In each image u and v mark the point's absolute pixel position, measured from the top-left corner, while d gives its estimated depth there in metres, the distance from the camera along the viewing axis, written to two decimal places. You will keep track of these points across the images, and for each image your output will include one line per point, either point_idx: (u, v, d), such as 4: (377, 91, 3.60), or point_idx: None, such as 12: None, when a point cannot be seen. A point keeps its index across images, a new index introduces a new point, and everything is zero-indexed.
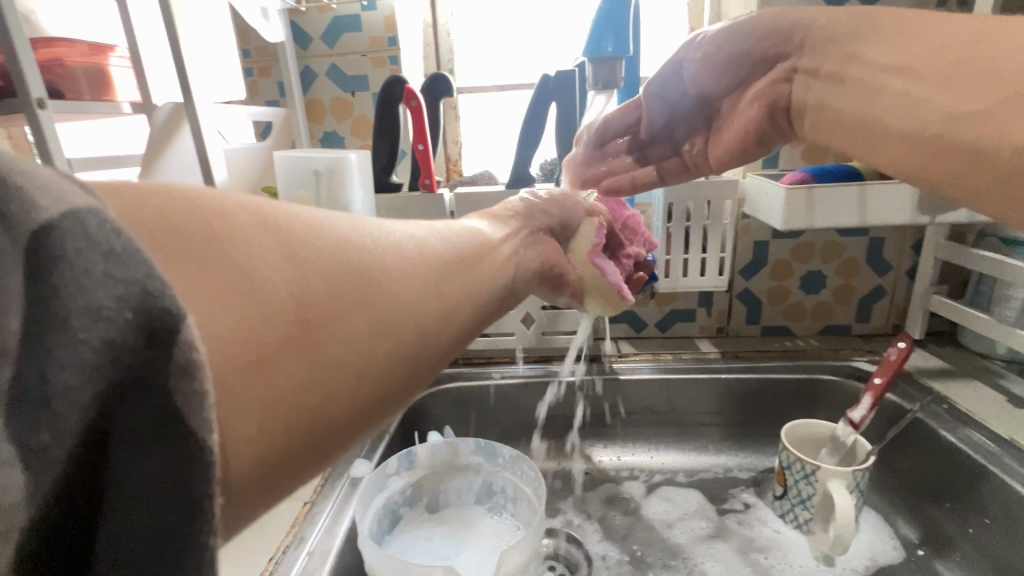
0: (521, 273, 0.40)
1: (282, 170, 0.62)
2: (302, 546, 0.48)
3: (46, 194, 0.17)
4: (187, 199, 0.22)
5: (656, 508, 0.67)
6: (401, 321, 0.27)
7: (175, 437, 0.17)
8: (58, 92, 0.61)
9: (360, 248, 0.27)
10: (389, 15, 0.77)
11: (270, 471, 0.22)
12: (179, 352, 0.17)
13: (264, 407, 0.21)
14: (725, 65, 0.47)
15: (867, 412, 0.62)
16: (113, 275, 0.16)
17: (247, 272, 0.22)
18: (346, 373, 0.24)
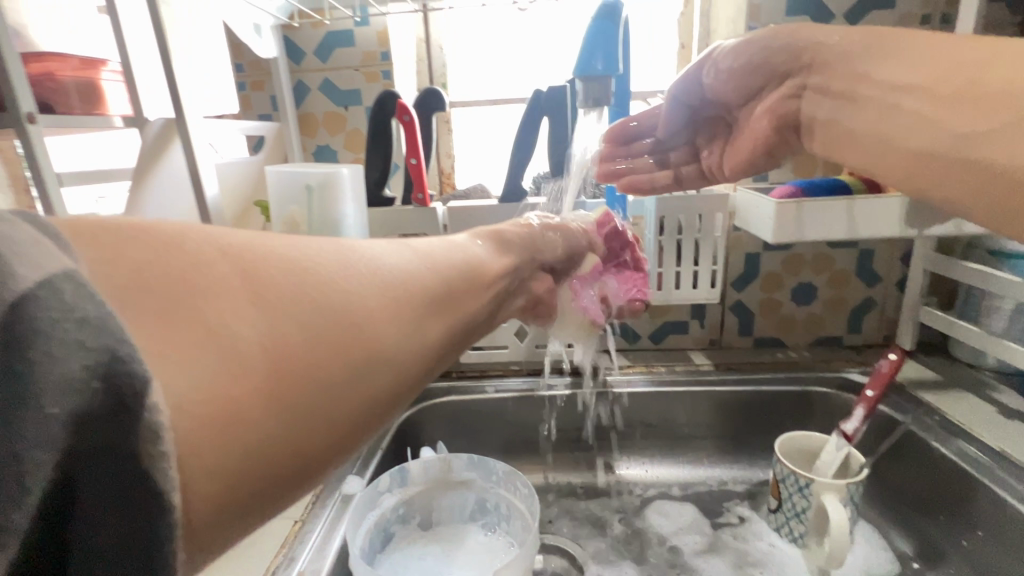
0: (502, 303, 0.39)
1: (273, 185, 0.61)
2: (292, 566, 0.47)
3: (22, 260, 0.16)
4: (157, 245, 0.22)
5: (651, 522, 0.67)
6: (381, 362, 0.25)
7: (141, 501, 0.17)
8: (47, 106, 0.61)
9: (340, 285, 0.25)
10: (383, 30, 0.77)
11: (231, 525, 0.21)
12: (147, 416, 0.17)
13: (231, 465, 0.20)
14: (744, 75, 0.49)
15: (860, 424, 0.62)
16: (85, 343, 0.16)
17: (214, 325, 0.21)
18: (321, 423, 0.23)
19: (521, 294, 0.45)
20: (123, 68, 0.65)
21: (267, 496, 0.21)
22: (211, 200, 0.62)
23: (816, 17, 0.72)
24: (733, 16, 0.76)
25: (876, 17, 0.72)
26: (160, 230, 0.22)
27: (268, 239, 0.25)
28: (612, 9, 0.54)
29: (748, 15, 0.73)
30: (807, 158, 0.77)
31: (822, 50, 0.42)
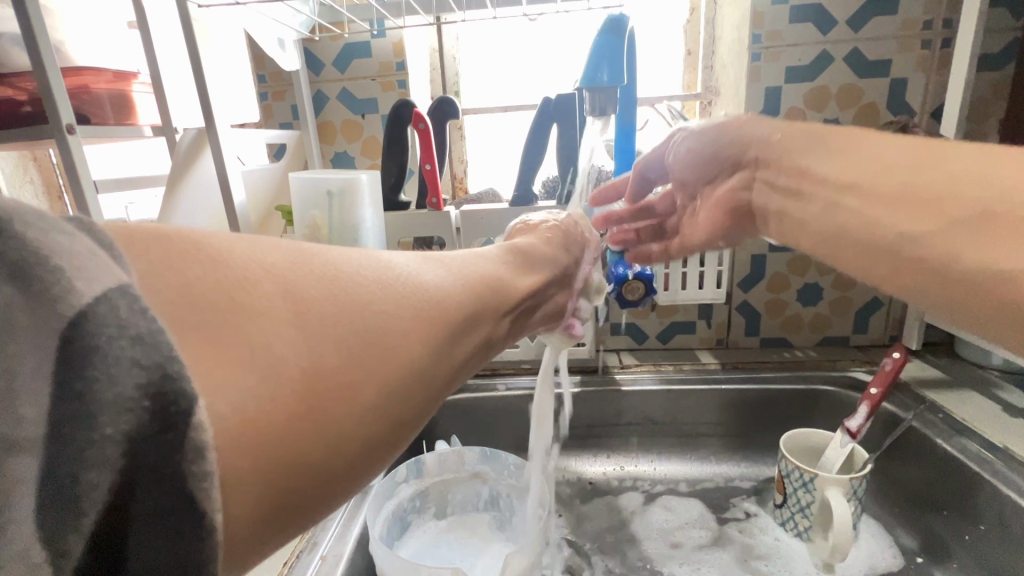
0: (522, 318, 0.41)
1: (296, 191, 0.65)
2: (316, 551, 0.49)
3: (81, 274, 0.17)
4: (207, 263, 0.23)
5: (658, 517, 0.68)
6: (414, 384, 0.27)
7: (186, 524, 0.18)
8: (83, 117, 0.65)
9: (380, 306, 0.27)
10: (398, 41, 0.80)
11: (262, 538, 0.22)
12: (194, 436, 0.17)
13: (267, 478, 0.21)
14: (701, 161, 0.56)
15: (864, 422, 0.63)
16: (138, 361, 0.17)
17: (259, 347, 0.22)
18: (349, 442, 0.24)
19: (546, 309, 0.47)
20: (151, 80, 0.69)
21: (296, 507, 0.23)
22: (239, 206, 0.65)
23: (820, 24, 0.74)
24: (739, 23, 0.78)
25: (879, 24, 0.73)
26: (210, 244, 0.23)
27: (311, 253, 0.27)
28: (618, 22, 0.56)
29: (753, 22, 0.74)
30: None
31: (766, 145, 0.49)
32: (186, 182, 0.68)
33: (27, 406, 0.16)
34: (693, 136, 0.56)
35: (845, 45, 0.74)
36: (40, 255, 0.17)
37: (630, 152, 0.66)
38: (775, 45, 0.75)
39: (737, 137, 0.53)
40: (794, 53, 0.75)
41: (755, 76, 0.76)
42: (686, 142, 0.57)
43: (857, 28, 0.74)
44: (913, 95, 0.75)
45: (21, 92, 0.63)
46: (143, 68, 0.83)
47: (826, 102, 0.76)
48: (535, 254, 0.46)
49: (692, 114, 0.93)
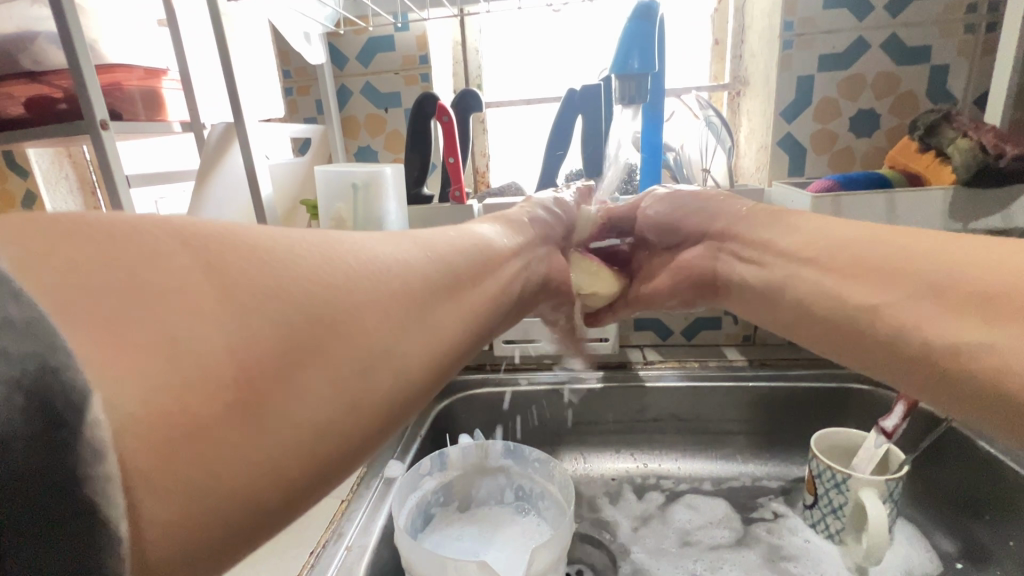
0: (512, 292, 0.41)
1: (322, 184, 0.65)
2: (341, 541, 0.50)
3: None
4: (104, 241, 0.21)
5: (681, 516, 0.67)
6: (367, 363, 0.27)
7: (81, 534, 0.16)
8: (117, 114, 0.66)
9: (328, 283, 0.27)
10: (421, 35, 0.80)
11: (206, 549, 0.21)
12: (86, 435, 0.16)
13: (193, 480, 0.20)
14: (670, 225, 0.56)
15: (901, 421, 0.61)
16: (7, 351, 0.15)
17: (173, 329, 0.21)
18: (297, 427, 0.23)
19: (542, 274, 0.49)
20: (182, 77, 0.70)
21: (244, 511, 0.21)
22: (266, 199, 0.66)
23: (856, 8, 0.71)
24: (770, 9, 0.76)
25: (919, 9, 0.70)
26: (98, 223, 0.22)
27: (237, 227, 0.26)
28: (648, 9, 0.55)
29: (785, 8, 0.72)
30: (846, 152, 0.76)
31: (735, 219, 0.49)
32: (215, 177, 0.68)
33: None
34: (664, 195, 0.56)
35: (882, 32, 0.71)
36: None
37: (656, 146, 0.65)
38: (808, 32, 0.73)
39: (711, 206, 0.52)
40: (828, 41, 0.73)
41: (786, 65, 0.74)
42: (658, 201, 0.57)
43: (897, 11, 0.71)
44: (955, 82, 0.72)
45: (56, 89, 0.65)
46: (173, 65, 0.85)
47: (861, 90, 0.74)
48: (506, 226, 0.47)
49: (719, 104, 0.91)
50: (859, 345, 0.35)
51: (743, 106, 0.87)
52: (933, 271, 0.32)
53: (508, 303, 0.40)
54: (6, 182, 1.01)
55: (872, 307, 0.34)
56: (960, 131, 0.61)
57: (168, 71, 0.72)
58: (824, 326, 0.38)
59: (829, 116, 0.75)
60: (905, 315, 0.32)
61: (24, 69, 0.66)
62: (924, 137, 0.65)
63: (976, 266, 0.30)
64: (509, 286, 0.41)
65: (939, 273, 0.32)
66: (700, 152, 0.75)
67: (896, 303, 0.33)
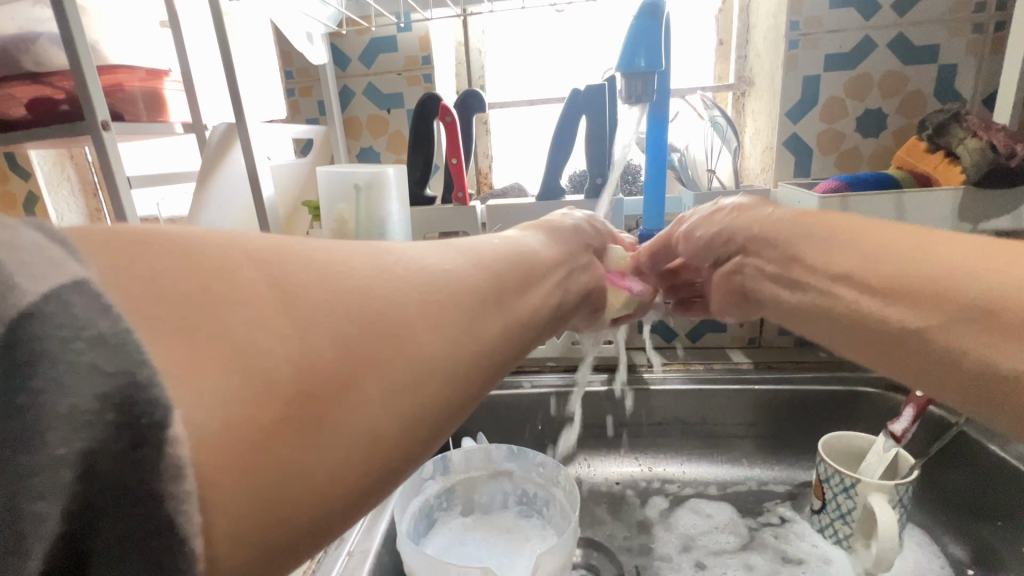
0: (555, 298, 0.40)
1: (323, 185, 0.64)
2: (342, 546, 0.49)
3: (26, 271, 0.16)
4: (183, 257, 0.22)
5: (686, 521, 0.66)
6: (423, 373, 0.26)
7: (162, 545, 0.17)
8: (118, 115, 0.66)
9: (380, 292, 0.26)
10: (424, 35, 0.80)
11: (267, 557, 0.20)
12: (169, 452, 0.17)
13: (257, 491, 0.20)
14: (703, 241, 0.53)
15: (908, 425, 0.60)
16: (99, 368, 0.16)
17: (241, 343, 0.21)
18: (351, 439, 0.23)
19: (588, 280, 0.49)
20: (184, 77, 0.70)
21: (301, 520, 0.21)
22: (268, 201, 0.65)
23: (862, 8, 0.71)
24: (775, 9, 0.76)
25: (926, 8, 0.70)
26: (178, 239, 0.22)
27: (297, 244, 0.26)
28: (655, 7, 0.55)
29: (791, 8, 0.72)
30: (853, 153, 0.76)
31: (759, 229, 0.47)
32: (216, 178, 0.68)
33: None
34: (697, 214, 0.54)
35: (889, 31, 0.71)
36: None
37: (660, 146, 0.62)
38: (814, 32, 0.72)
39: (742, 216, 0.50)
40: (835, 40, 0.72)
41: (792, 65, 0.73)
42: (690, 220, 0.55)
43: (904, 11, 0.70)
44: (963, 82, 0.71)
45: (58, 90, 0.65)
46: (175, 66, 0.85)
47: (868, 90, 0.73)
48: (549, 233, 0.46)
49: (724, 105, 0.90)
50: (910, 363, 0.33)
51: (748, 106, 0.86)
52: (951, 274, 0.31)
53: (551, 314, 0.39)
54: (7, 184, 1.01)
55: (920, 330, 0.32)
56: (970, 131, 0.60)
57: (171, 72, 0.72)
58: (872, 344, 0.35)
59: (836, 116, 0.74)
60: (952, 339, 0.30)
61: (26, 70, 0.65)
62: (932, 137, 0.65)
63: (992, 283, 0.29)
64: (552, 298, 0.39)
65: (957, 275, 0.31)
66: (705, 152, 0.75)
67: (910, 305, 0.32)
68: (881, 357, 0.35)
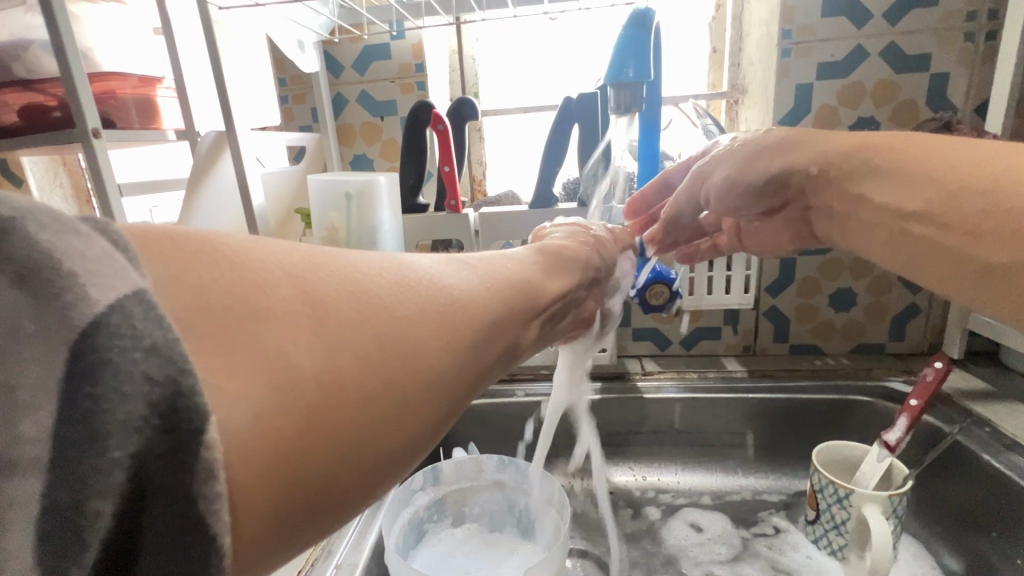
0: (550, 321, 0.40)
1: (314, 193, 0.64)
2: (330, 559, 0.48)
3: (95, 281, 0.16)
4: (228, 266, 0.22)
5: (680, 532, 0.66)
6: (437, 393, 0.25)
7: (196, 546, 0.17)
8: (109, 122, 0.66)
9: (405, 306, 0.26)
10: (417, 43, 0.80)
11: (272, 551, 0.21)
12: (206, 455, 0.17)
13: (275, 494, 0.20)
14: (743, 186, 0.52)
15: (903, 435, 0.60)
16: (152, 376, 0.16)
17: (275, 355, 0.20)
18: (362, 452, 0.22)
19: (579, 310, 0.47)
20: (176, 85, 0.70)
21: (308, 519, 0.21)
22: (257, 209, 0.65)
23: (854, 17, 0.71)
24: (768, 19, 0.76)
25: (918, 17, 0.70)
26: (225, 246, 0.22)
27: (333, 253, 0.25)
28: (644, 17, 0.55)
29: (782, 17, 0.72)
30: None
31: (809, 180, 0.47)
32: (206, 186, 0.68)
33: (26, 423, 0.15)
34: (727, 165, 0.52)
35: (881, 40, 0.71)
36: (53, 259, 0.16)
37: (653, 155, 0.63)
38: (806, 40, 0.72)
39: (767, 157, 0.50)
40: (828, 49, 0.72)
41: (785, 73, 0.73)
42: (721, 172, 0.53)
43: (895, 20, 0.70)
44: (955, 91, 0.71)
45: (49, 97, 0.64)
46: (168, 73, 0.84)
47: (860, 98, 0.73)
48: (551, 259, 0.43)
49: (717, 113, 0.90)
50: (995, 295, 0.34)
51: (741, 114, 0.86)
52: None
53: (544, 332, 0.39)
54: None
55: (1000, 265, 0.33)
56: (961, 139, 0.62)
57: (164, 79, 0.72)
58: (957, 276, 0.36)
59: (828, 125, 0.74)
60: None
61: (17, 77, 0.65)
62: None
63: None
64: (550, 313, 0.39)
65: None
66: None
67: None
68: (961, 287, 0.36)
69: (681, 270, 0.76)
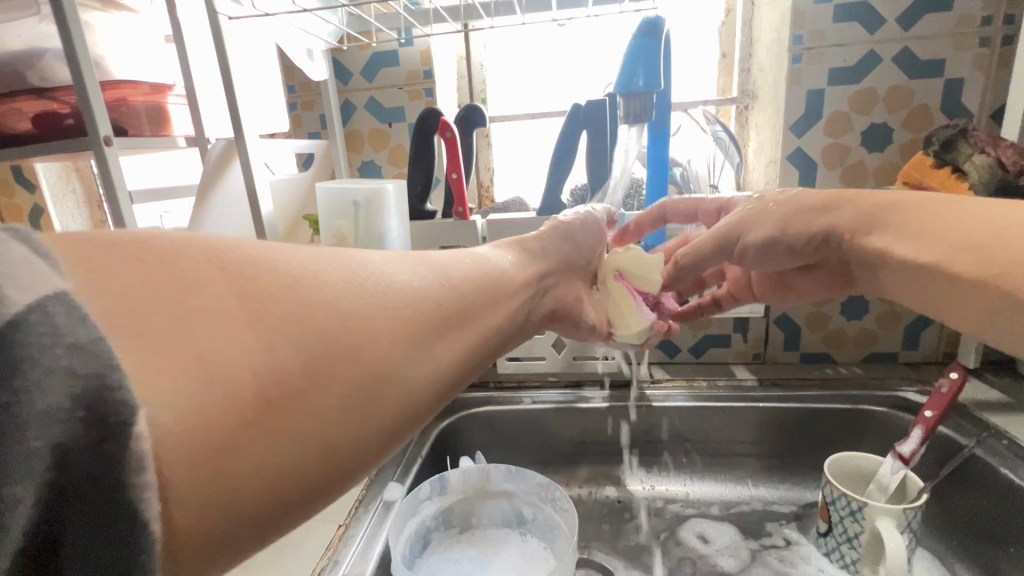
0: (525, 317, 0.40)
1: (323, 201, 0.64)
2: (337, 569, 0.48)
3: (13, 283, 0.17)
4: (159, 264, 0.22)
5: (690, 545, 0.65)
6: (379, 387, 0.26)
7: (126, 530, 0.17)
8: (121, 129, 0.66)
9: (346, 303, 0.26)
10: (426, 50, 0.80)
11: (216, 549, 0.21)
12: (135, 446, 0.17)
13: (203, 492, 0.20)
14: (780, 250, 0.49)
15: (918, 447, 0.59)
16: (75, 370, 0.16)
17: (210, 352, 0.20)
18: (307, 446, 0.23)
19: (552, 298, 0.45)
20: (186, 92, 0.70)
21: (261, 512, 0.22)
22: (267, 217, 0.65)
23: (865, 21, 0.70)
24: (778, 24, 0.75)
25: (932, 22, 0.69)
26: (156, 247, 0.22)
27: (276, 254, 0.26)
28: (654, 26, 0.54)
29: (793, 22, 0.71)
30: (858, 167, 0.74)
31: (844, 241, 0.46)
32: (215, 194, 0.68)
33: None
34: (765, 225, 0.49)
35: (895, 45, 0.70)
36: None
37: (663, 161, 0.62)
38: (818, 46, 0.71)
39: (796, 217, 0.48)
40: (839, 54, 0.71)
41: (796, 79, 0.73)
42: (756, 234, 0.49)
43: (907, 25, 0.69)
44: (971, 97, 0.70)
45: (61, 105, 0.65)
46: (179, 79, 0.85)
47: (873, 104, 0.72)
48: (516, 255, 0.42)
49: (727, 119, 0.89)
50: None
51: (751, 120, 0.86)
52: None
53: (515, 331, 0.38)
54: (15, 197, 1.02)
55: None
56: (978, 148, 0.60)
57: (175, 86, 0.72)
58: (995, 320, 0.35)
59: (839, 131, 0.74)
60: None
61: (31, 85, 0.66)
62: (940, 152, 0.63)
63: None
64: (519, 312, 0.38)
65: None
66: (707, 167, 0.76)
67: None
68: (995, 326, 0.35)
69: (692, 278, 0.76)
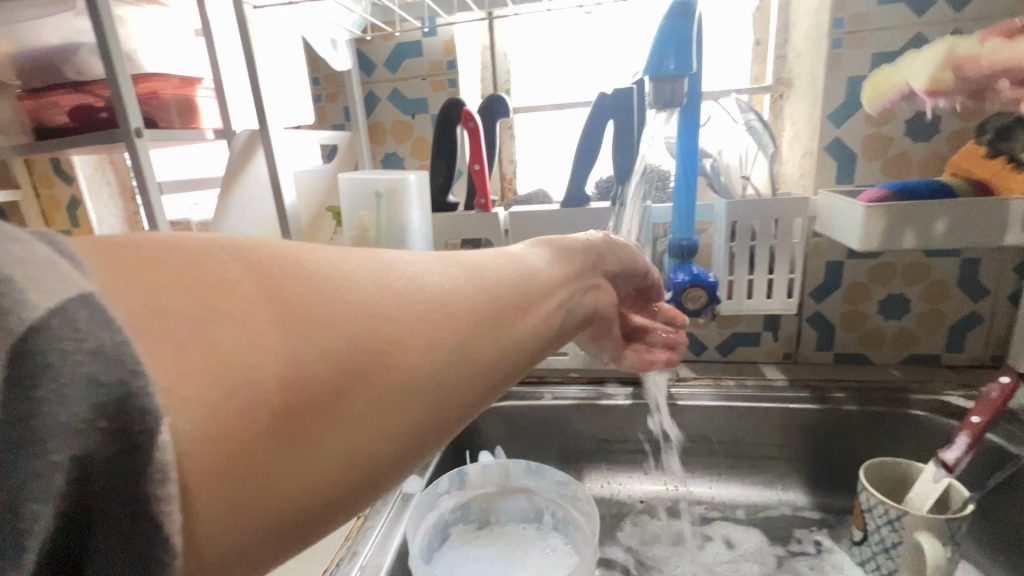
0: (571, 315, 0.37)
1: (345, 190, 0.64)
2: (356, 560, 0.48)
3: (34, 285, 0.15)
4: (186, 264, 0.21)
5: (714, 549, 0.63)
6: (412, 391, 0.24)
7: (149, 549, 0.16)
8: (152, 122, 0.68)
9: (379, 304, 0.25)
10: (449, 40, 0.79)
11: (245, 561, 0.20)
12: (158, 459, 0.16)
13: (229, 502, 0.19)
14: None
15: (963, 454, 0.55)
16: (97, 378, 0.15)
17: (235, 356, 0.19)
18: (337, 454, 0.22)
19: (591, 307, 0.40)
20: (216, 84, 0.71)
21: (296, 522, 0.21)
22: (289, 206, 0.66)
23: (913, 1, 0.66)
24: (817, 7, 0.72)
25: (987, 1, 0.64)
26: (185, 249, 0.21)
27: (305, 253, 0.25)
28: (686, 5, 0.52)
29: (833, 5, 0.68)
30: (901, 158, 0.71)
31: None
32: (239, 184, 0.69)
33: None
34: None
35: (944, 27, 0.66)
36: None
37: (692, 151, 0.60)
38: (859, 29, 0.68)
39: None
40: (883, 38, 0.68)
41: (835, 65, 0.69)
42: None
43: (960, 5, 0.65)
44: None
45: (96, 98, 0.66)
46: (206, 73, 0.86)
47: None
48: (556, 249, 0.39)
49: (760, 108, 0.86)
50: None
51: (786, 109, 0.82)
52: None
53: (558, 331, 0.35)
54: (53, 188, 1.06)
55: None
56: None
57: (204, 79, 0.73)
58: None
59: (882, 119, 0.70)
60: None
61: (68, 79, 0.67)
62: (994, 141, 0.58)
63: None
64: (560, 310, 0.35)
65: None
66: (739, 159, 0.72)
67: None
68: None
69: (720, 270, 0.73)
